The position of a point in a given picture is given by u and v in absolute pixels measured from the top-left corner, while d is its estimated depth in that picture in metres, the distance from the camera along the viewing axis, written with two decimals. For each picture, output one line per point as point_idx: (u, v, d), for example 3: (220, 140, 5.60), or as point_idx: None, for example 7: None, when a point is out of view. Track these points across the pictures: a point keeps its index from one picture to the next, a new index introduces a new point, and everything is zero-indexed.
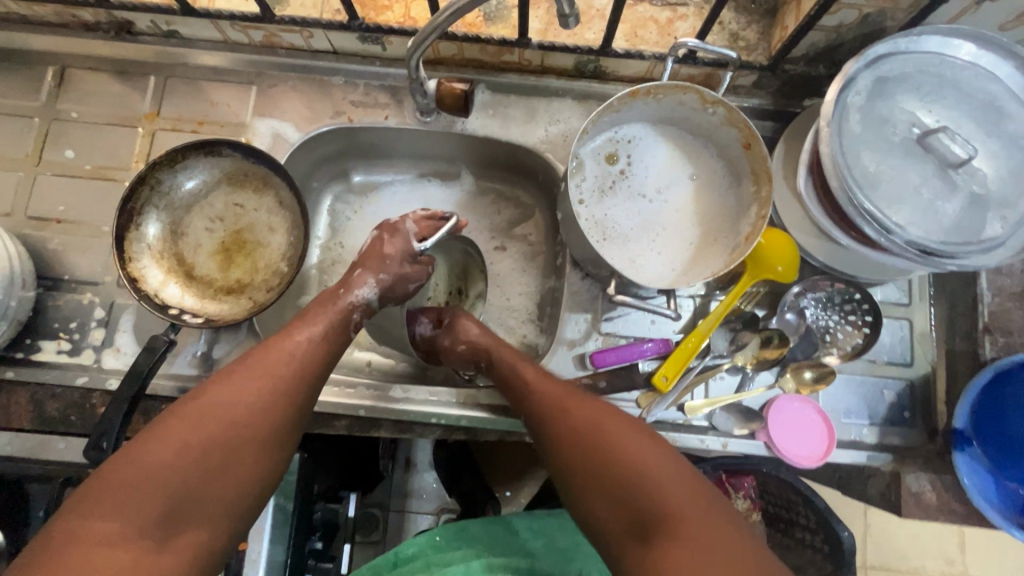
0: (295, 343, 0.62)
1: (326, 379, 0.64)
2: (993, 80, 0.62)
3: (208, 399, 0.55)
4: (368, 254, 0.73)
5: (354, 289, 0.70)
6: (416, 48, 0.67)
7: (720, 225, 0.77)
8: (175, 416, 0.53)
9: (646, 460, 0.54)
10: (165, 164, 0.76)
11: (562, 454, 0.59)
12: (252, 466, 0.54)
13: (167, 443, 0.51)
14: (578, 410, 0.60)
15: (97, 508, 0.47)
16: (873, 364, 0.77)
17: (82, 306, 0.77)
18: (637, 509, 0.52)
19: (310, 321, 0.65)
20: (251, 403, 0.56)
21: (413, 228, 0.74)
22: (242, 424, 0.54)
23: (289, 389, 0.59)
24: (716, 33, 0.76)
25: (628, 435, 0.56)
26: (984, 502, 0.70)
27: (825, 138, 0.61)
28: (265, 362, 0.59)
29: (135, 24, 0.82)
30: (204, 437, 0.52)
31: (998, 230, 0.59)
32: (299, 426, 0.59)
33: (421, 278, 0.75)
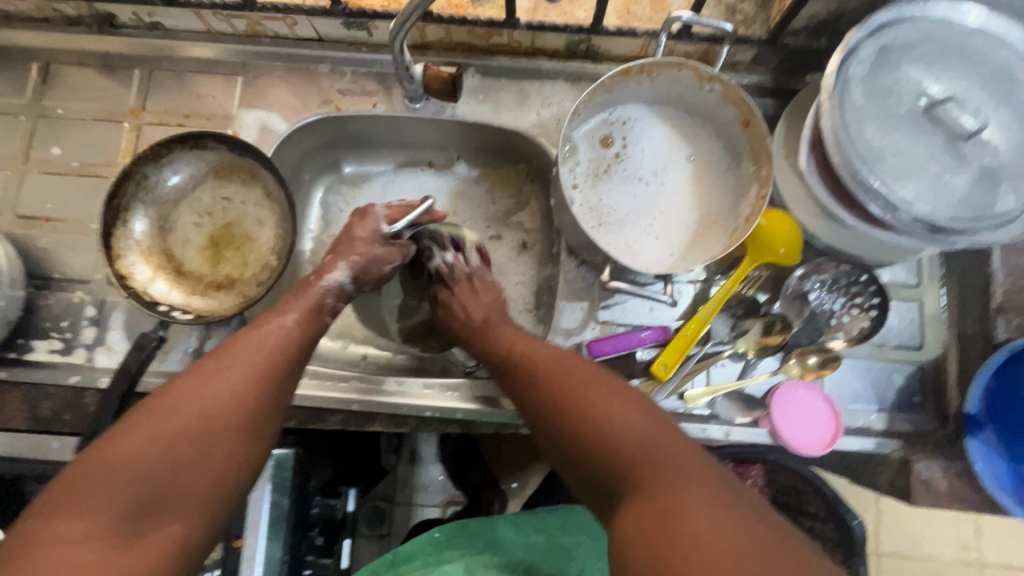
0: (268, 332, 0.61)
1: (302, 368, 0.63)
2: (1003, 47, 0.59)
3: (175, 392, 0.54)
4: (340, 240, 0.73)
5: (325, 275, 0.69)
6: (398, 31, 0.65)
7: (719, 208, 0.75)
8: (143, 412, 0.52)
9: (627, 421, 0.52)
10: (150, 159, 0.75)
11: (544, 423, 0.57)
12: (226, 455, 0.53)
13: (133, 437, 0.50)
14: (560, 375, 0.59)
15: (64, 510, 0.46)
16: (881, 348, 0.74)
17: (73, 305, 0.77)
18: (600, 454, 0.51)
19: (283, 311, 0.64)
20: (220, 389, 0.55)
21: (384, 211, 0.74)
22: (213, 414, 0.53)
23: (262, 375, 0.57)
24: (712, 7, 0.73)
25: (610, 400, 0.54)
26: (999, 489, 0.67)
27: (826, 112, 0.58)
28: (235, 352, 0.58)
29: (117, 17, 0.80)
30: (171, 429, 0.51)
31: (1011, 204, 0.56)
32: (275, 414, 0.58)
33: (396, 260, 0.75)
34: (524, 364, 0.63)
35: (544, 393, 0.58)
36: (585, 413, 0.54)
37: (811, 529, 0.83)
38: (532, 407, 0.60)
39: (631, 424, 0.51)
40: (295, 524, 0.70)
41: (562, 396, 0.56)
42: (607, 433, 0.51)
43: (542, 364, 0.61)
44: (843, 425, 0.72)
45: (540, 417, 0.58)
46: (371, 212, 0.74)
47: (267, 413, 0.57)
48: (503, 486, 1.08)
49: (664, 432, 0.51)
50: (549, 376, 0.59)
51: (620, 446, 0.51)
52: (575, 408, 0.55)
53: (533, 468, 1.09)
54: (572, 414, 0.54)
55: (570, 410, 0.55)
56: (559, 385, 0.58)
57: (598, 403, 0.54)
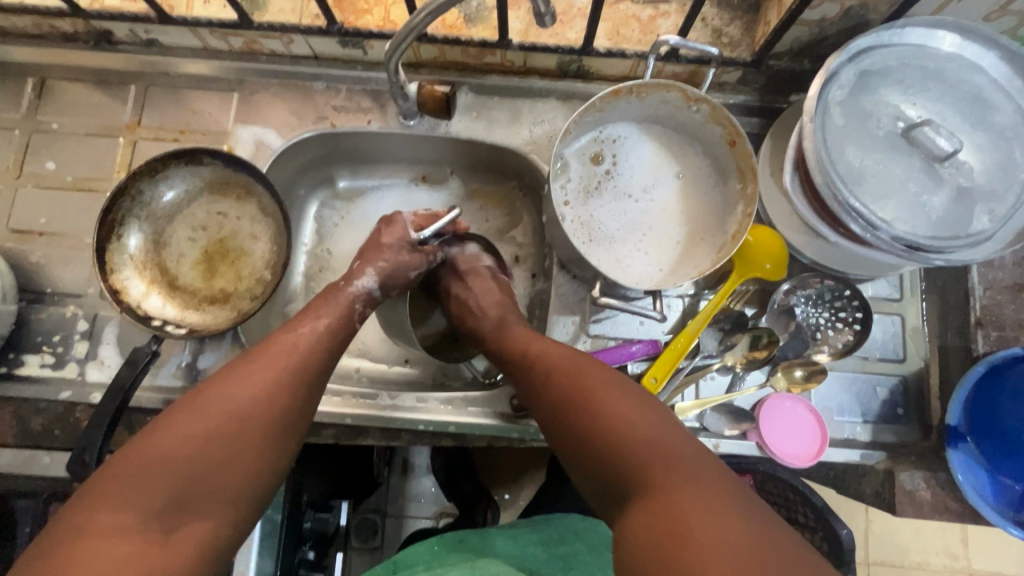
0: (300, 335, 0.62)
1: (331, 371, 0.64)
2: (977, 71, 0.62)
3: (214, 391, 0.55)
4: (367, 246, 0.74)
5: (354, 280, 0.70)
6: (394, 51, 0.67)
7: (706, 223, 0.77)
8: (182, 410, 0.53)
9: (639, 422, 0.51)
10: (146, 174, 0.75)
11: (555, 417, 0.57)
12: (256, 454, 0.54)
13: (172, 431, 0.51)
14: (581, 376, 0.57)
15: (107, 502, 0.47)
16: (865, 361, 0.76)
17: (65, 319, 0.77)
18: (599, 445, 0.52)
19: (313, 314, 0.65)
20: (253, 391, 0.56)
21: (410, 219, 0.76)
22: (245, 412, 0.54)
23: (292, 378, 0.58)
24: (699, 30, 0.75)
25: (629, 406, 0.53)
26: (979, 499, 0.69)
27: (808, 134, 0.60)
28: (269, 354, 0.59)
29: (115, 34, 0.81)
30: (206, 426, 0.52)
31: (985, 223, 0.58)
32: (303, 417, 0.58)
33: (420, 267, 0.76)
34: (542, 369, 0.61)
35: (550, 390, 0.59)
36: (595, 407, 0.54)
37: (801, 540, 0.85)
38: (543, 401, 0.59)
39: (630, 418, 0.52)
40: (285, 539, 0.73)
41: (579, 398, 0.55)
42: (618, 433, 0.51)
43: (559, 363, 0.60)
44: (829, 436, 0.74)
45: (551, 409, 0.58)
46: (399, 219, 0.75)
47: (295, 415, 0.57)
48: (496, 496, 1.08)
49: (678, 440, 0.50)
50: (563, 378, 0.58)
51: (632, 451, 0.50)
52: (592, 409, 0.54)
53: (525, 480, 1.09)
54: (582, 411, 0.54)
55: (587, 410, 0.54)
56: (574, 383, 0.57)
57: (608, 399, 0.54)
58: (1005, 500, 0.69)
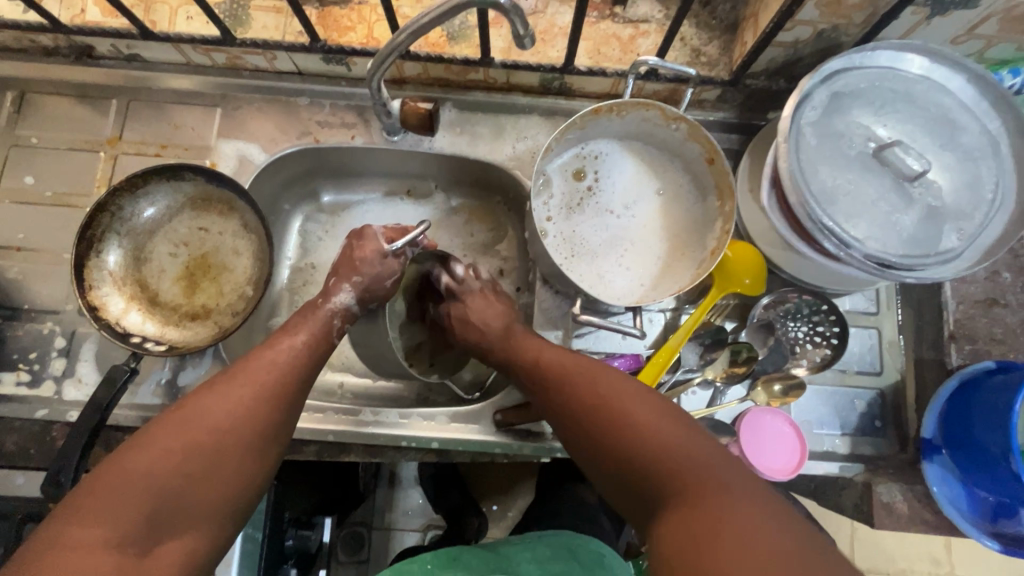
0: (280, 351, 0.62)
1: (309, 387, 0.63)
2: (946, 93, 0.63)
3: (193, 407, 0.54)
4: (341, 261, 0.73)
5: (332, 297, 0.70)
6: (376, 68, 0.67)
7: (687, 239, 0.78)
8: (161, 425, 0.53)
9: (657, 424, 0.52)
10: (126, 190, 0.75)
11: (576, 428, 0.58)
12: (236, 470, 0.53)
13: (153, 448, 0.50)
14: (593, 383, 0.59)
15: (83, 515, 0.45)
16: (843, 374, 0.77)
17: (42, 336, 0.76)
18: (619, 446, 0.53)
19: (293, 331, 0.65)
20: (233, 408, 0.55)
21: (381, 232, 0.74)
22: (226, 430, 0.54)
23: (272, 395, 0.58)
24: (678, 50, 0.77)
25: (647, 407, 0.54)
26: (954, 511, 0.71)
27: (783, 154, 0.61)
28: (248, 371, 0.58)
29: (96, 48, 0.81)
30: (188, 442, 0.52)
31: (954, 242, 0.60)
32: (281, 433, 0.58)
33: (396, 275, 0.73)
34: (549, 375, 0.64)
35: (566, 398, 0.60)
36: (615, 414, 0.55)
37: None
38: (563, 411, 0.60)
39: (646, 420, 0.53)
40: (267, 558, 0.72)
41: (599, 406, 0.57)
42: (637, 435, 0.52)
43: (573, 375, 0.61)
44: (808, 450, 0.75)
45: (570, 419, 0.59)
46: (369, 233, 0.73)
47: (274, 431, 0.57)
48: (485, 508, 1.07)
49: (699, 447, 0.50)
50: (577, 384, 0.60)
51: (654, 453, 0.51)
52: (610, 417, 0.55)
53: (513, 492, 1.09)
54: (603, 417, 0.55)
55: (603, 417, 0.55)
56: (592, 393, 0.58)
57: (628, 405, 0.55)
58: (983, 512, 0.69)
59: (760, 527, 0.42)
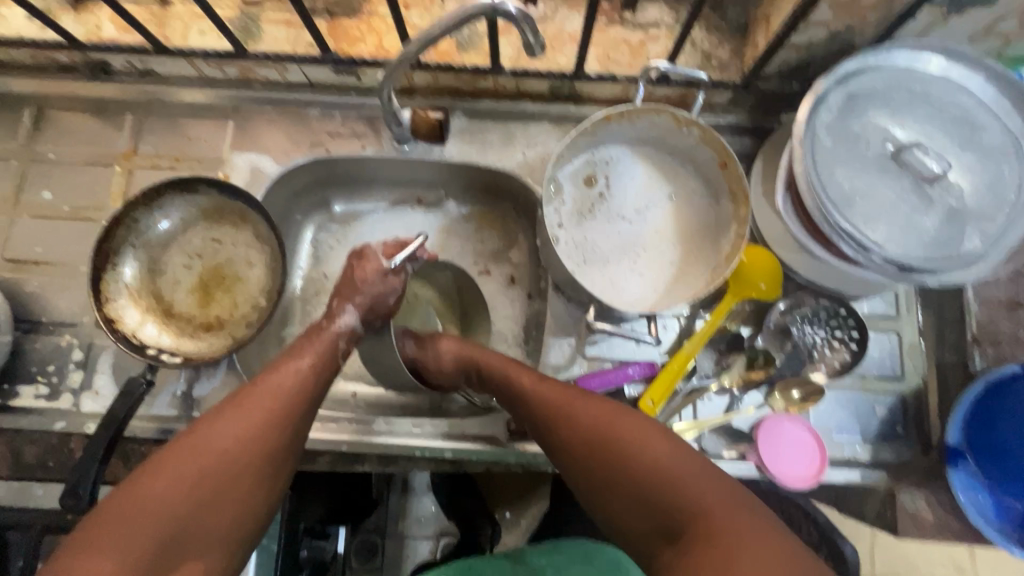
0: (286, 374, 0.60)
1: (318, 405, 0.63)
2: (964, 92, 0.62)
3: (199, 434, 0.53)
4: (342, 282, 0.72)
5: (335, 318, 0.69)
6: (386, 78, 0.67)
7: (701, 244, 0.77)
8: (167, 454, 0.52)
9: (665, 458, 0.50)
10: (141, 204, 0.76)
11: (578, 465, 0.54)
12: (243, 495, 0.53)
13: (162, 479, 0.50)
14: (591, 410, 0.56)
15: (92, 549, 0.45)
16: (862, 379, 0.76)
17: (60, 348, 0.76)
18: (627, 485, 0.50)
19: (298, 354, 0.63)
20: (239, 436, 0.54)
21: (380, 248, 0.73)
22: (236, 455, 0.53)
23: (281, 418, 0.57)
24: (688, 54, 0.76)
25: (651, 438, 0.51)
26: (981, 520, 0.68)
27: (798, 157, 0.60)
28: (253, 397, 0.57)
29: (111, 64, 0.82)
30: (195, 470, 0.51)
31: (977, 244, 0.59)
32: (288, 457, 0.58)
33: (398, 292, 0.73)
34: (543, 403, 0.59)
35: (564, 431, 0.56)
36: (620, 447, 0.51)
37: None
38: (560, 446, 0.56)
39: (653, 451, 0.50)
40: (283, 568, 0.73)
41: (600, 441, 0.53)
42: (646, 472, 0.49)
43: (571, 405, 0.57)
44: (828, 457, 0.73)
45: (569, 454, 0.55)
46: (369, 252, 0.72)
47: (284, 453, 0.57)
48: (497, 515, 1.06)
49: (711, 479, 0.48)
50: (574, 416, 0.56)
51: (666, 489, 0.48)
52: (614, 448, 0.52)
53: (527, 500, 1.08)
54: (607, 454, 0.52)
55: (607, 453, 0.52)
56: (593, 427, 0.54)
57: (632, 439, 0.52)
58: (1011, 520, 0.68)
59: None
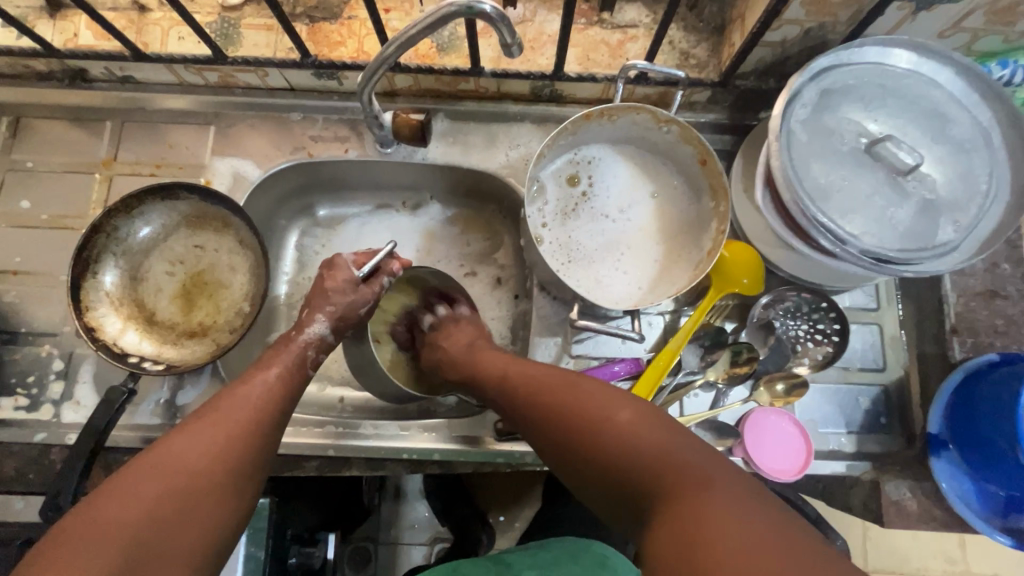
0: (254, 386, 0.61)
1: (284, 424, 0.63)
2: (935, 86, 0.63)
3: (166, 448, 0.53)
4: (313, 292, 0.73)
5: (304, 328, 0.70)
6: (366, 81, 0.68)
7: (683, 240, 0.78)
8: (132, 470, 0.50)
9: (632, 425, 0.50)
10: (121, 211, 0.75)
11: (557, 445, 0.55)
12: (215, 508, 0.52)
13: (129, 493, 0.48)
14: (564, 390, 0.57)
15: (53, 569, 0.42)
16: (846, 371, 0.77)
17: (40, 359, 0.75)
18: (601, 458, 0.50)
19: (265, 366, 0.65)
20: (209, 447, 0.54)
21: (350, 257, 0.74)
22: (201, 468, 0.52)
23: (248, 431, 0.57)
24: (667, 53, 0.77)
25: (619, 407, 0.52)
26: (964, 507, 0.69)
27: (775, 153, 0.61)
28: (222, 409, 0.58)
29: (89, 71, 0.81)
30: (165, 483, 0.50)
31: (951, 234, 0.60)
32: (259, 469, 0.57)
33: (370, 302, 0.74)
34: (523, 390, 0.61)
35: (541, 413, 0.57)
36: (588, 421, 0.52)
37: None
38: (539, 427, 0.57)
39: (619, 419, 0.51)
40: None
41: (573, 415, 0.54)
42: (614, 439, 0.49)
43: (548, 388, 0.58)
44: (814, 449, 0.74)
45: (548, 434, 0.56)
46: (339, 261, 0.73)
47: (253, 463, 0.56)
48: (491, 519, 1.06)
49: (678, 438, 0.48)
50: (547, 394, 0.58)
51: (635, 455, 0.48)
52: (585, 421, 0.52)
53: (521, 503, 1.07)
54: (580, 427, 0.52)
55: (580, 426, 0.52)
56: (566, 404, 0.55)
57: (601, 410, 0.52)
58: (994, 508, 0.68)
59: (753, 522, 0.40)
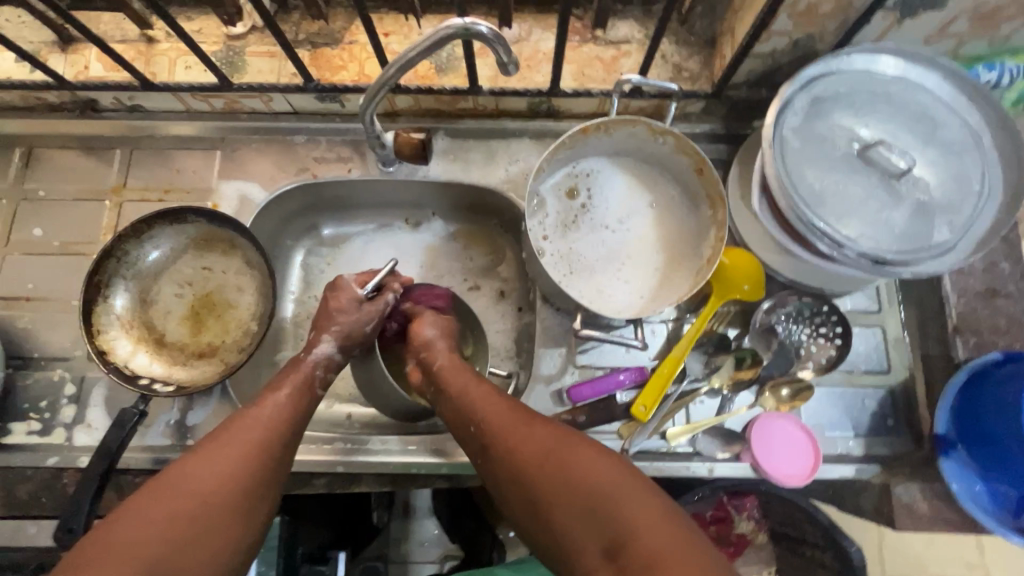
0: (266, 407, 0.61)
1: (295, 446, 0.62)
2: (924, 91, 0.65)
3: (181, 470, 0.53)
4: (320, 315, 0.73)
5: (313, 349, 0.70)
6: (368, 103, 0.70)
7: (683, 249, 0.79)
8: (148, 492, 0.51)
9: (604, 477, 0.52)
10: (131, 236, 0.77)
11: (526, 486, 0.55)
12: (223, 534, 0.52)
13: (144, 517, 0.49)
14: (534, 433, 0.57)
15: None
16: (850, 374, 0.77)
17: (52, 383, 0.76)
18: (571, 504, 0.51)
19: (277, 386, 0.64)
20: (221, 472, 0.54)
21: (352, 278, 0.75)
22: (210, 494, 0.53)
23: (258, 454, 0.57)
24: (660, 67, 0.79)
25: (590, 456, 0.54)
26: (977, 509, 0.68)
27: (769, 160, 0.62)
28: (235, 430, 0.58)
29: (99, 102, 0.84)
30: (177, 508, 0.51)
31: (946, 235, 0.60)
32: (268, 493, 0.57)
33: (375, 320, 0.74)
34: (490, 425, 0.60)
35: (509, 452, 0.57)
36: (561, 466, 0.53)
37: (812, 558, 0.82)
38: (505, 465, 0.57)
39: (591, 468, 0.52)
40: None
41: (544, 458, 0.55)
42: (587, 489, 0.51)
43: (518, 428, 0.59)
44: (821, 453, 0.74)
45: (515, 473, 0.56)
46: (342, 282, 0.74)
47: (262, 487, 0.56)
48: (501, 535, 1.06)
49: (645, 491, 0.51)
50: (514, 431, 0.59)
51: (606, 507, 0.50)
52: (557, 467, 0.53)
53: None
54: (554, 472, 0.53)
55: (552, 470, 0.53)
56: (538, 448, 0.56)
57: (573, 459, 0.54)
58: (1006, 507, 0.68)
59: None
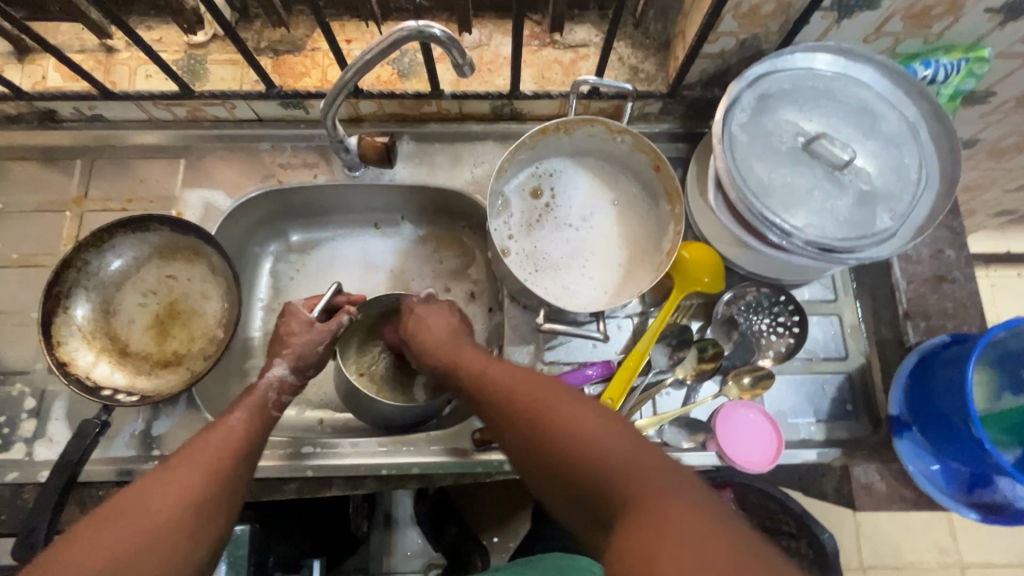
0: (221, 429, 0.61)
1: (253, 467, 0.62)
2: (862, 86, 0.68)
3: (130, 494, 0.53)
4: (274, 340, 0.73)
5: (265, 372, 0.70)
6: (329, 107, 0.70)
7: (645, 244, 0.81)
8: (94, 518, 0.51)
9: (593, 434, 0.49)
10: (91, 245, 0.76)
11: (524, 453, 0.53)
12: (169, 556, 0.50)
13: (88, 542, 0.48)
14: (526, 394, 0.56)
15: None
16: (810, 361, 0.79)
17: (12, 397, 0.75)
18: (562, 466, 0.49)
19: (231, 409, 0.64)
20: (169, 493, 0.53)
21: (301, 302, 0.75)
22: (160, 515, 0.52)
23: (211, 475, 0.56)
24: (617, 69, 0.82)
25: (578, 413, 0.51)
26: (933, 487, 0.71)
27: (719, 155, 0.64)
28: (189, 453, 0.57)
29: (58, 112, 0.83)
30: (121, 531, 0.50)
31: (888, 222, 0.63)
32: (221, 515, 0.55)
33: (327, 339, 0.74)
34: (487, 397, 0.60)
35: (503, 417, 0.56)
36: (549, 428, 0.51)
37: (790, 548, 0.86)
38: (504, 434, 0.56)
39: (578, 426, 0.50)
40: None
41: (536, 417, 0.53)
42: (577, 448, 0.48)
43: (510, 391, 0.57)
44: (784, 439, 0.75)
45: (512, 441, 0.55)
46: (289, 308, 0.74)
47: (215, 508, 0.55)
48: (486, 541, 1.06)
49: (640, 445, 0.48)
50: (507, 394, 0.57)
51: (595, 465, 0.47)
52: (546, 428, 0.52)
53: (514, 519, 1.07)
54: (543, 432, 0.51)
55: (541, 431, 0.52)
56: (527, 408, 0.54)
57: (562, 419, 0.51)
58: (959, 484, 0.70)
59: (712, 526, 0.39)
